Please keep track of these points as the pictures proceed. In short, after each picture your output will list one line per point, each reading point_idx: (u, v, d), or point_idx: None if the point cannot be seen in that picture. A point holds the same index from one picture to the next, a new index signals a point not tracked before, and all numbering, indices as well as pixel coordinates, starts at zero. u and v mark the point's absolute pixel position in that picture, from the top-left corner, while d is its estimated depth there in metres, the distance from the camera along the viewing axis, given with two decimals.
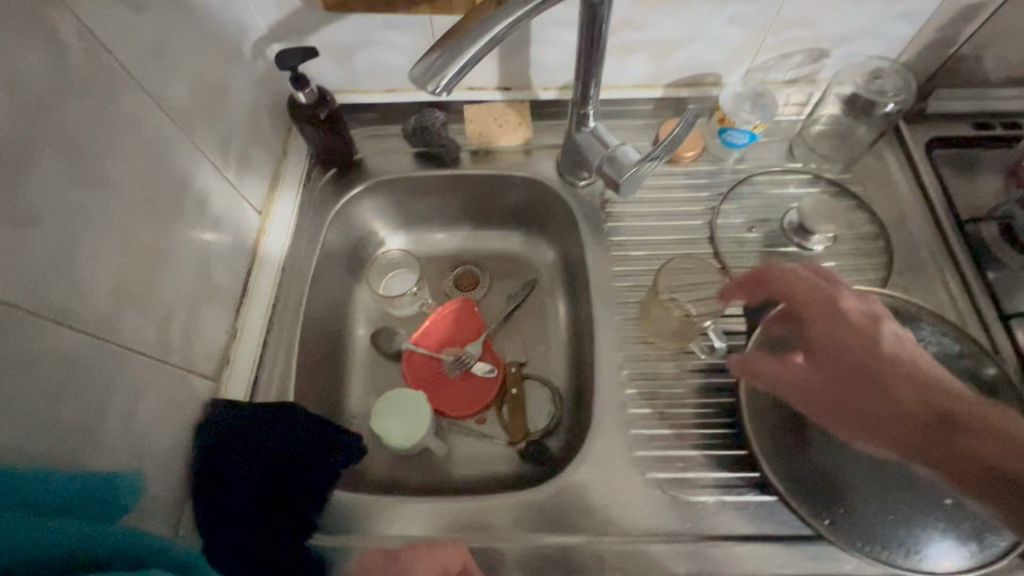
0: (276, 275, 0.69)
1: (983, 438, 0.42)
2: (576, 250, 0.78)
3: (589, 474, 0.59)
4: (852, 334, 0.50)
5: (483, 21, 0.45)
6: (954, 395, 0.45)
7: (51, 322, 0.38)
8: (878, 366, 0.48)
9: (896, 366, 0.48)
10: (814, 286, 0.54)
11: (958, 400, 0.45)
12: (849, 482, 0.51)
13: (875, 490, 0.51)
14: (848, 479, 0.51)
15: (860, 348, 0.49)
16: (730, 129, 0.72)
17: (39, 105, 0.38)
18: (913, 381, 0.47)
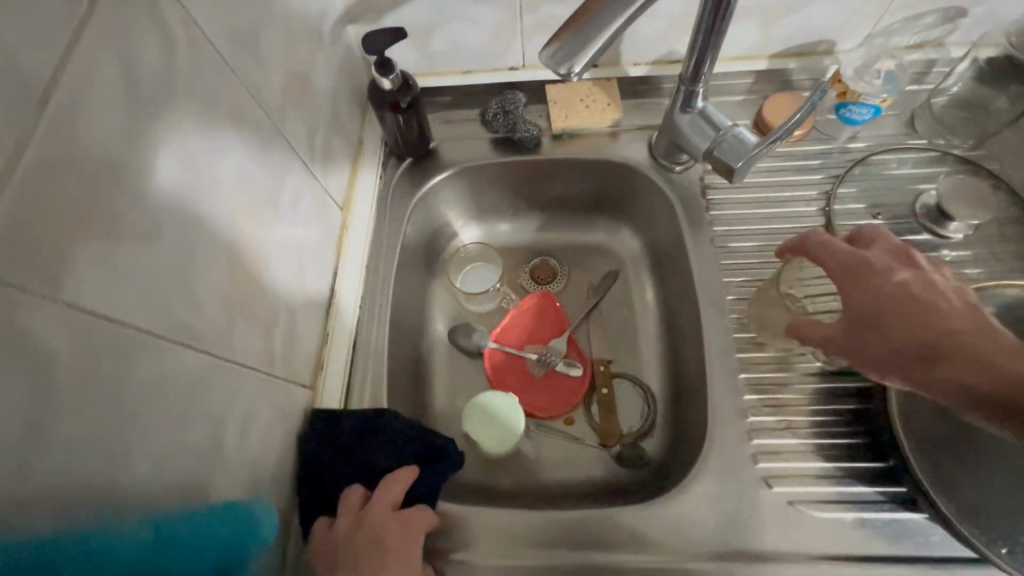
0: (347, 350, 0.61)
1: (989, 375, 0.40)
2: (669, 241, 0.72)
3: (710, 487, 0.54)
4: (879, 282, 0.47)
5: None
6: (988, 336, 0.42)
7: (177, 342, 0.36)
8: (896, 314, 0.45)
9: (933, 314, 0.44)
10: (840, 249, 0.50)
11: (1002, 347, 0.41)
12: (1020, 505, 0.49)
13: None
14: (1010, 503, 0.49)
15: (886, 295, 0.46)
16: (853, 104, 0.65)
17: (153, 106, 0.34)
18: (950, 327, 0.43)
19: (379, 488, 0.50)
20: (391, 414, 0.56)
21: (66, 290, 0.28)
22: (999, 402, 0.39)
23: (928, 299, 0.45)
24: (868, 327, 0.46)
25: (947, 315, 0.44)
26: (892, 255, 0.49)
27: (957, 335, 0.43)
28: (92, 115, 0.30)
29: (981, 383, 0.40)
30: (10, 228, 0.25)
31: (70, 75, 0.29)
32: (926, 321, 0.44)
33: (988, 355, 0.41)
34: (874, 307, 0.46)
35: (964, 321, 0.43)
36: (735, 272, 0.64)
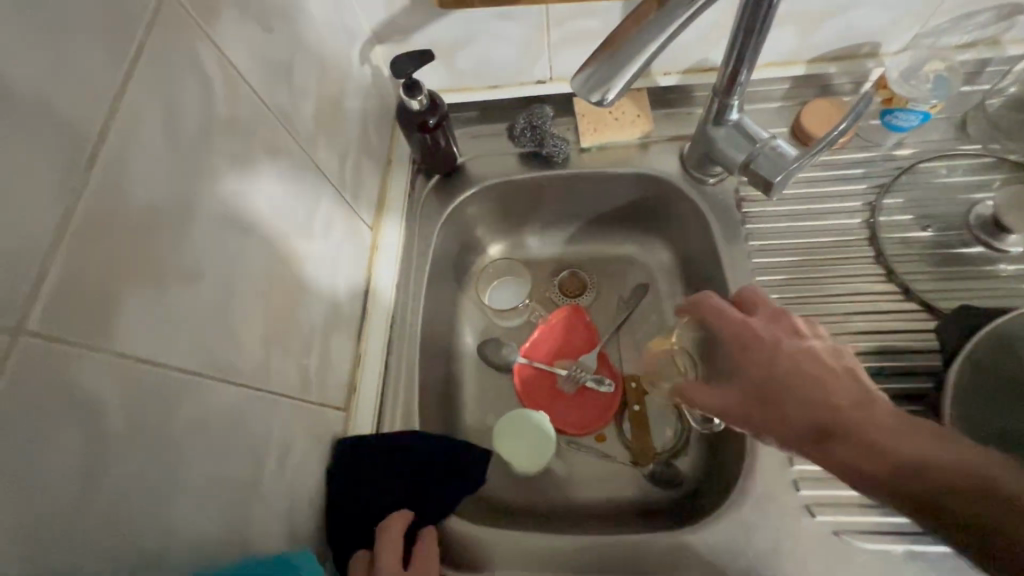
0: (385, 324, 0.64)
1: (872, 450, 0.41)
2: (702, 254, 0.71)
3: (750, 514, 0.52)
4: (766, 356, 0.48)
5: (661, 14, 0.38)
6: (867, 407, 0.43)
7: (219, 380, 0.37)
8: (783, 386, 0.46)
9: (819, 388, 0.45)
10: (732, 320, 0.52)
11: (882, 420, 0.42)
12: None
13: None
14: None
15: (775, 369, 0.47)
16: (898, 112, 0.62)
17: (193, 151, 0.35)
18: (834, 402, 0.44)
19: (378, 545, 0.49)
20: (424, 435, 0.57)
21: (115, 338, 0.29)
22: (891, 483, 0.40)
23: (812, 372, 0.46)
24: (764, 401, 0.47)
25: (833, 390, 0.45)
26: (776, 324, 0.51)
27: (841, 410, 0.44)
28: (136, 166, 0.31)
29: (871, 462, 0.41)
30: (63, 284, 0.26)
31: (115, 128, 0.29)
32: (811, 396, 0.45)
33: (873, 431, 0.42)
34: (766, 381, 0.47)
35: (847, 394, 0.45)
36: (774, 288, 0.62)
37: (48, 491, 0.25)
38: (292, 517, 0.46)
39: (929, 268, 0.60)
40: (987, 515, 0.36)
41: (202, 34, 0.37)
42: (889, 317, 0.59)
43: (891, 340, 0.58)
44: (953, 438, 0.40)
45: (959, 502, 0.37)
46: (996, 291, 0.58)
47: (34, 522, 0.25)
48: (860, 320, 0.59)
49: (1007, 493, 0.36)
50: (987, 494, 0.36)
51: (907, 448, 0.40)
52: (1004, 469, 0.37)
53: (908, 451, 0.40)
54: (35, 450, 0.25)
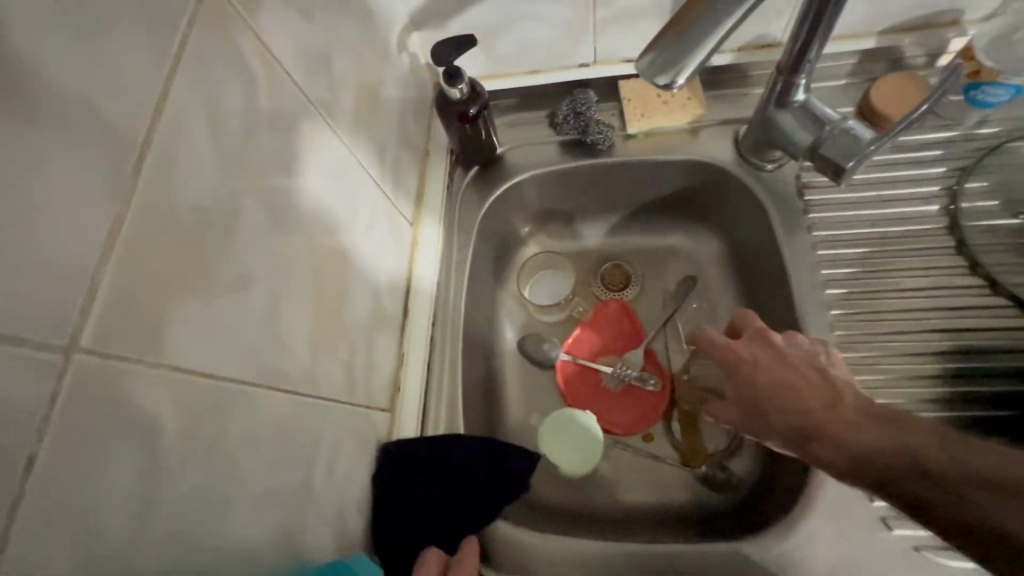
0: (428, 308, 0.63)
1: (842, 450, 0.42)
2: (757, 246, 0.66)
3: (818, 526, 0.49)
4: (748, 374, 0.51)
5: None
6: (837, 408, 0.44)
7: (269, 388, 0.36)
8: (765, 399, 0.49)
9: (793, 395, 0.47)
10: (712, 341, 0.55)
11: (845, 419, 0.43)
12: None
13: None
14: None
15: (756, 384, 0.50)
16: (987, 86, 0.56)
17: (235, 151, 0.33)
18: (806, 406, 0.46)
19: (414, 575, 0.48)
20: (469, 437, 0.55)
21: (166, 354, 0.28)
22: (861, 476, 0.41)
23: (788, 381, 0.48)
24: (754, 415, 0.50)
25: (808, 397, 0.46)
26: (756, 338, 0.53)
27: (816, 414, 0.45)
28: (182, 173, 0.29)
29: (844, 461, 0.42)
30: (113, 299, 0.25)
31: (159, 132, 0.28)
32: (786, 404, 0.47)
33: (838, 430, 0.43)
34: (748, 396, 0.50)
35: (819, 397, 0.46)
36: (840, 281, 0.58)
37: (106, 517, 0.24)
38: (341, 524, 0.45)
39: (1015, 259, 0.55)
40: (941, 500, 0.36)
41: (243, 27, 0.35)
42: (971, 313, 0.54)
43: (969, 338, 0.54)
44: (913, 425, 0.40)
45: (914, 489, 0.38)
46: None
47: (95, 548, 0.24)
48: (937, 317, 0.55)
49: (950, 474, 0.37)
50: (935, 478, 0.37)
51: (866, 442, 0.41)
52: (953, 450, 0.37)
53: (866, 446, 0.41)
54: (94, 474, 0.24)
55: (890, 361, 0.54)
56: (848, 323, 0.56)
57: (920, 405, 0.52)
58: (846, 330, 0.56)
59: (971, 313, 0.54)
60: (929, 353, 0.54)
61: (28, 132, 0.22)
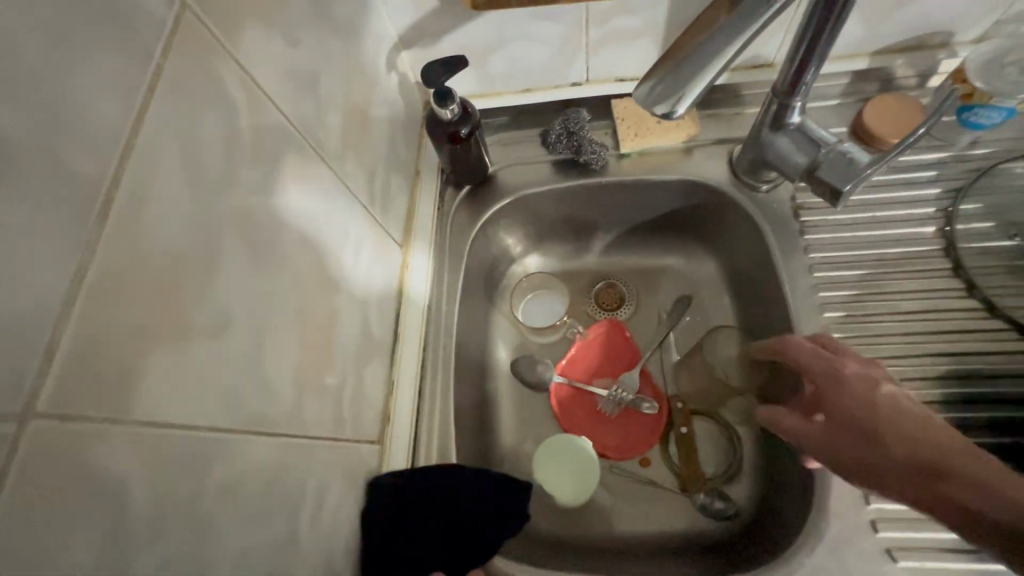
0: (420, 333, 0.61)
1: (978, 489, 0.37)
2: (753, 266, 0.66)
3: (823, 561, 0.48)
4: (862, 392, 0.46)
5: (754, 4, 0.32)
6: (969, 450, 0.40)
7: (249, 433, 0.34)
8: (879, 422, 0.44)
9: (919, 424, 0.42)
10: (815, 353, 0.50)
11: (981, 459, 0.39)
12: None
13: None
14: None
15: (872, 405, 0.45)
16: (979, 108, 0.56)
17: (214, 184, 0.32)
18: (934, 440, 0.41)
19: None
20: (463, 470, 0.54)
21: (137, 410, 0.26)
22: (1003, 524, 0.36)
23: (909, 410, 0.44)
24: (859, 437, 0.44)
25: (936, 432, 0.42)
26: (868, 365, 0.49)
27: (946, 451, 0.40)
28: (154, 214, 0.27)
29: (982, 503, 0.37)
30: (75, 357, 0.23)
31: (129, 173, 0.26)
32: (909, 431, 0.42)
33: (972, 468, 0.38)
34: (858, 416, 0.45)
35: (946, 435, 0.42)
36: (838, 304, 0.57)
37: None
38: (328, 569, 0.43)
39: (1012, 282, 0.55)
40: None
41: (225, 56, 0.33)
42: (971, 336, 0.54)
43: (970, 363, 0.53)
44: None
45: None
46: None
47: None
48: (936, 341, 0.54)
49: None
50: None
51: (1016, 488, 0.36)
52: None
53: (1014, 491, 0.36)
54: (55, 552, 0.22)
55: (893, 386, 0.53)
56: (848, 346, 0.55)
57: None
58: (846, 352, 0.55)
59: (972, 335, 0.54)
60: (928, 378, 0.53)
61: None
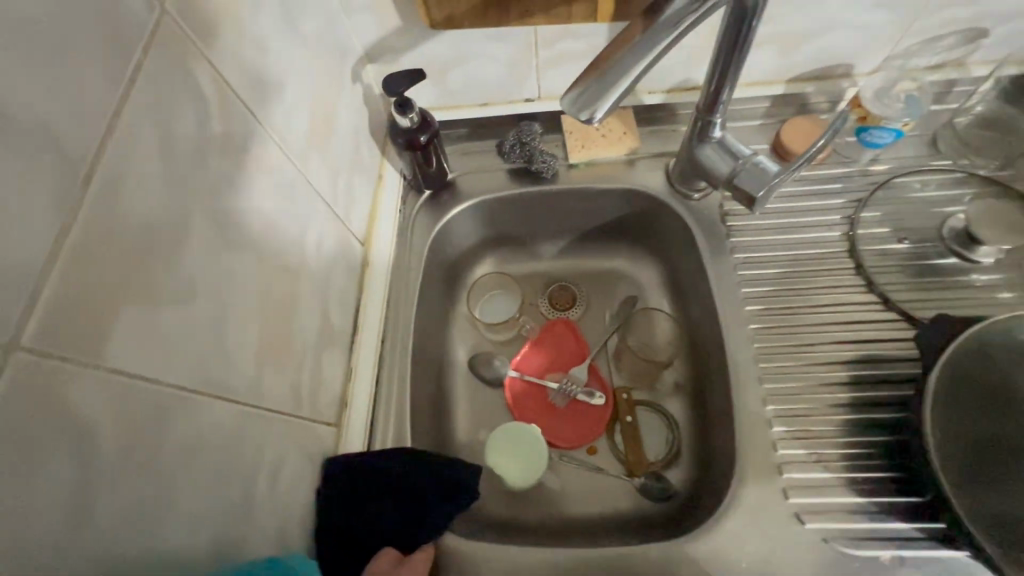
0: (379, 326, 0.65)
1: None
2: (688, 268, 0.72)
3: (740, 526, 0.53)
4: None
5: (660, 25, 0.39)
6: None
7: (209, 396, 0.37)
8: None
9: None
10: None
11: None
12: None
13: None
14: None
15: None
16: (873, 129, 0.64)
17: (186, 167, 0.35)
18: None
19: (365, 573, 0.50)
20: (415, 452, 0.57)
21: (108, 358, 0.29)
22: None
23: None
24: None
25: None
26: None
27: None
28: (130, 190, 0.31)
29: None
30: (56, 304, 0.26)
31: (110, 150, 0.30)
32: None
33: None
34: None
35: None
36: (758, 298, 0.64)
37: (35, 518, 0.25)
38: (283, 537, 0.45)
39: (907, 277, 0.62)
40: None
41: (198, 56, 0.37)
42: (873, 325, 0.61)
43: (870, 348, 0.60)
44: None
45: None
46: (974, 300, 0.60)
47: (21, 554, 0.24)
48: (841, 329, 0.61)
49: None
50: None
51: None
52: None
53: None
54: (28, 474, 0.24)
55: (803, 370, 0.59)
56: (766, 335, 0.62)
57: (827, 409, 0.57)
58: (763, 340, 0.61)
59: (873, 325, 0.61)
60: (834, 361, 0.59)
61: None
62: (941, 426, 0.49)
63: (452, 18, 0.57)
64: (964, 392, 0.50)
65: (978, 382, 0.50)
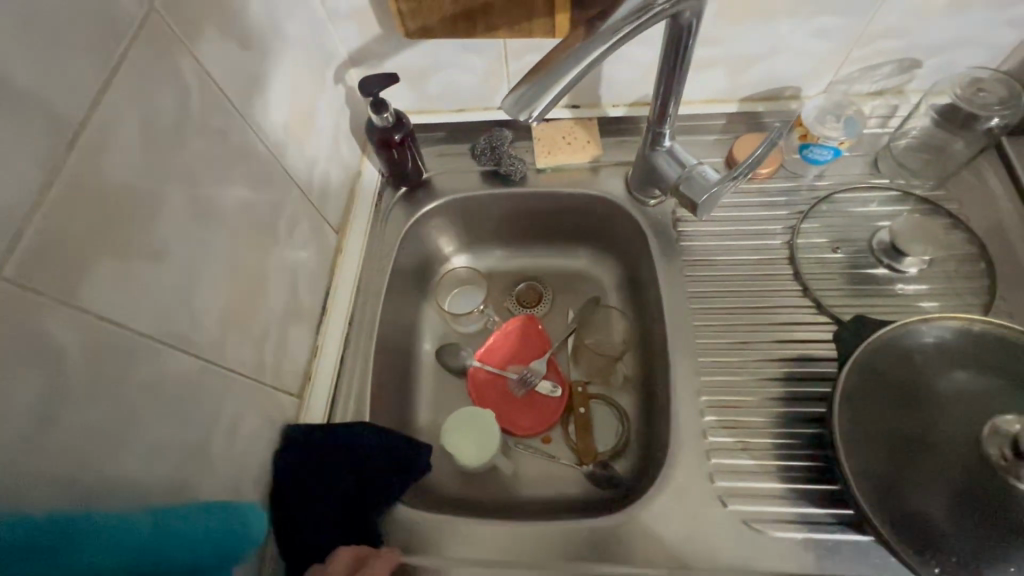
0: (348, 309, 0.69)
1: None
2: (644, 269, 0.77)
3: (668, 505, 0.57)
4: None
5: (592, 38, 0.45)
6: None
7: (171, 346, 0.41)
8: None
9: None
10: None
11: None
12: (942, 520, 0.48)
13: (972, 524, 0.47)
14: (946, 507, 0.48)
15: None
16: (813, 146, 0.69)
17: (165, 144, 0.40)
18: None
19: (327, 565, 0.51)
20: (374, 428, 0.61)
21: (80, 297, 0.33)
22: None
23: None
24: None
25: None
26: None
27: None
28: (110, 156, 0.35)
29: None
30: (37, 246, 0.31)
31: (95, 120, 0.34)
32: None
33: None
34: None
35: None
36: (702, 298, 0.68)
37: (7, 423, 0.29)
38: (237, 490, 0.49)
39: (841, 286, 0.66)
40: None
41: (183, 48, 0.42)
42: (806, 327, 0.65)
43: (802, 348, 0.64)
44: None
45: None
46: (899, 307, 0.64)
47: None
48: (776, 329, 0.65)
49: None
50: None
51: None
52: None
53: None
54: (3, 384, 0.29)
55: (738, 366, 0.63)
56: (706, 332, 0.66)
57: (758, 402, 0.61)
58: (703, 337, 0.66)
59: (806, 327, 0.65)
60: (768, 359, 0.63)
61: None
62: (848, 416, 0.53)
63: (426, 29, 0.62)
64: (875, 387, 0.54)
65: (890, 377, 0.54)
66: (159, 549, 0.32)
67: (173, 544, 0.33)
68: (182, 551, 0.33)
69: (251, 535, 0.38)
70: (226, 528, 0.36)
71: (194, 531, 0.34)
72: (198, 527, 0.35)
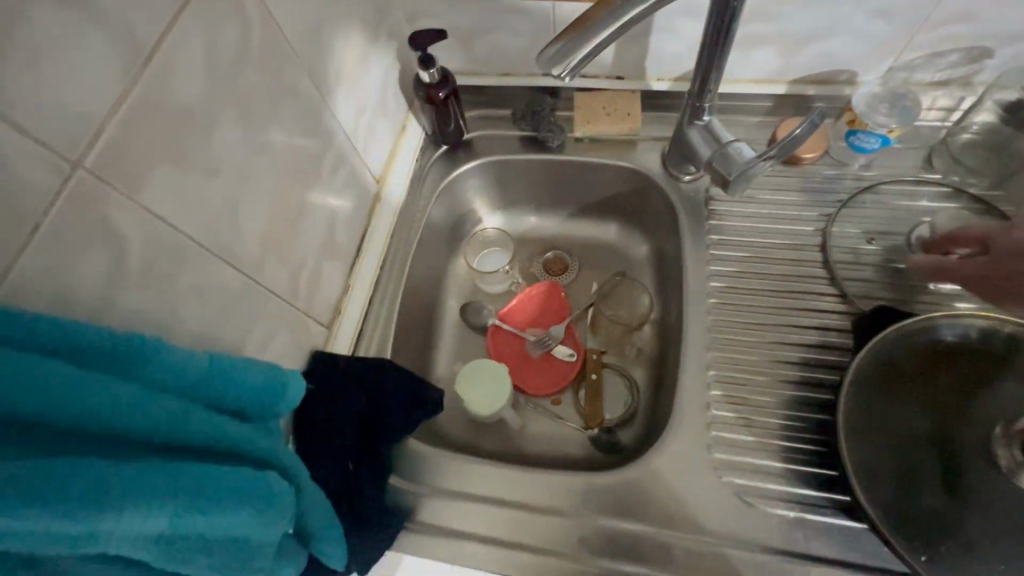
0: (380, 255, 0.74)
1: None
2: (671, 245, 0.77)
3: (665, 468, 0.58)
4: None
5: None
6: None
7: (217, 258, 0.46)
8: None
9: None
10: None
11: None
12: (934, 508, 0.48)
13: (975, 513, 0.47)
14: (943, 499, 0.48)
15: None
16: (860, 132, 0.67)
17: (226, 72, 0.45)
18: None
19: None
20: (389, 365, 0.64)
21: (143, 198, 0.38)
22: None
23: None
24: None
25: None
26: None
27: None
28: (177, 77, 0.40)
29: None
30: (111, 147, 0.35)
31: (166, 45, 0.39)
32: None
33: None
34: None
35: None
36: (724, 277, 0.68)
37: (78, 294, 0.34)
38: None
39: (872, 278, 0.65)
40: None
41: None
42: (829, 316, 0.64)
43: (821, 335, 0.63)
44: None
45: None
46: (931, 305, 0.62)
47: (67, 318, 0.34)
48: (797, 314, 0.64)
49: None
50: None
51: None
52: None
53: None
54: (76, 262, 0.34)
55: (752, 346, 0.63)
56: (723, 311, 0.66)
57: (767, 382, 0.61)
58: (720, 314, 0.66)
59: (828, 315, 0.64)
60: (784, 343, 0.63)
61: (87, 21, 0.33)
62: (854, 403, 0.53)
63: None
64: (889, 380, 0.53)
65: (905, 372, 0.53)
66: (206, 383, 0.37)
67: (220, 381, 0.38)
68: (229, 389, 0.38)
69: (285, 402, 0.42)
70: (266, 388, 0.40)
71: (240, 376, 0.39)
72: (245, 376, 0.39)
